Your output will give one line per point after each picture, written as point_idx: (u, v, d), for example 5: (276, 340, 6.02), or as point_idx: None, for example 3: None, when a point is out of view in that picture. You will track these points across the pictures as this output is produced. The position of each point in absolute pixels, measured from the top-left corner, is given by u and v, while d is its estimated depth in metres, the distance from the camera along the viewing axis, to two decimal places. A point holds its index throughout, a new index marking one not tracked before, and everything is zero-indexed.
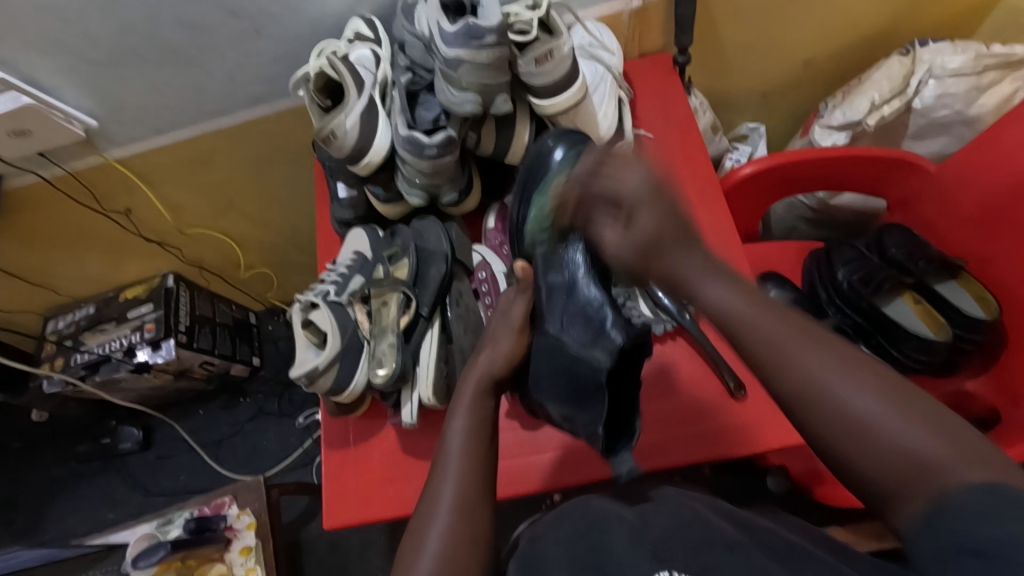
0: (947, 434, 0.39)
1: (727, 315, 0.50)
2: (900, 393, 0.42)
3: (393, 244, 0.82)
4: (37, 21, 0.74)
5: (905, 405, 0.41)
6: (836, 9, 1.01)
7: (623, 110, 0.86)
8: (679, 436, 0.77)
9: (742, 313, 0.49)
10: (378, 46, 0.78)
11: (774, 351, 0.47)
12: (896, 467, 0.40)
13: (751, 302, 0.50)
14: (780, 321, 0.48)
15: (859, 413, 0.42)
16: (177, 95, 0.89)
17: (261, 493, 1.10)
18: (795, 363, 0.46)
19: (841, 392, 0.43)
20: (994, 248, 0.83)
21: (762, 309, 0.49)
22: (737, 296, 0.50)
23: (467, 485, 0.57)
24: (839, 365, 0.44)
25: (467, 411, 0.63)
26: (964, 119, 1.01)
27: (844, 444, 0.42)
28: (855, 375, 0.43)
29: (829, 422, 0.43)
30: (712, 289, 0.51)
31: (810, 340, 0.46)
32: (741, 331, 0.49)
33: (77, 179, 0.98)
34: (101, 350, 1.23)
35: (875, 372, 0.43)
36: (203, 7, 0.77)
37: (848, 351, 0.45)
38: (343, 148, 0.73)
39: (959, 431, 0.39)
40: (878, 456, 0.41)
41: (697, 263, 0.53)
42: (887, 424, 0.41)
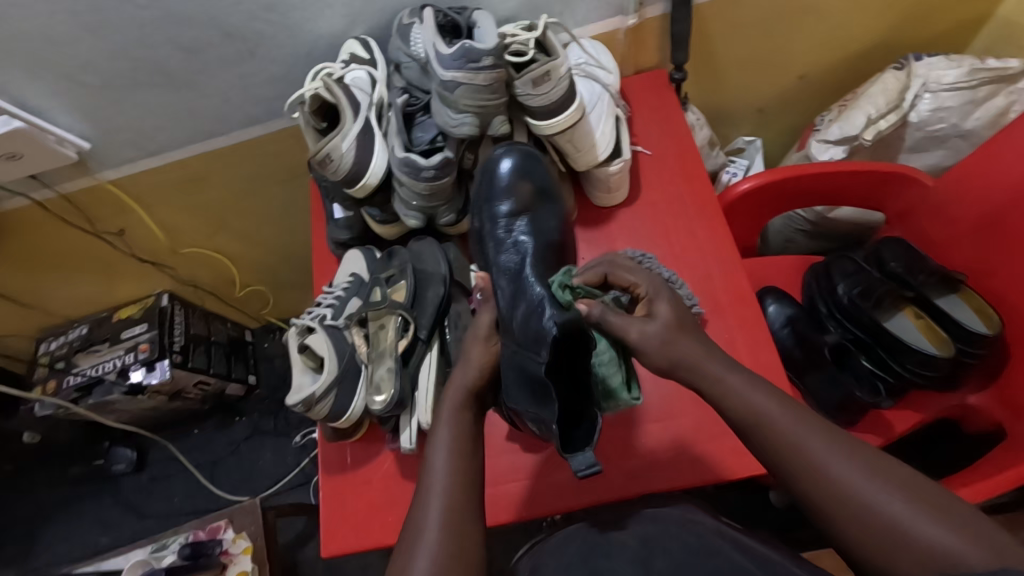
0: (965, 530, 0.48)
1: (756, 421, 0.57)
2: (916, 491, 0.50)
3: (391, 266, 0.80)
4: (28, 45, 0.73)
5: (928, 504, 0.50)
6: (831, 24, 1.01)
7: (621, 129, 0.85)
8: (680, 452, 0.76)
9: (773, 422, 0.56)
10: (374, 69, 0.78)
11: (803, 458, 0.54)
12: (922, 568, 0.48)
13: (778, 405, 0.57)
14: (800, 419, 0.56)
15: (888, 514, 0.50)
16: (170, 116, 0.88)
17: (257, 516, 1.08)
18: (827, 471, 0.53)
19: (875, 498, 0.51)
20: (990, 261, 0.83)
21: (787, 414, 0.56)
22: (766, 399, 0.57)
23: (453, 509, 0.57)
24: (869, 471, 0.52)
25: (446, 444, 0.62)
26: (959, 132, 1.02)
27: (879, 551, 0.50)
28: (879, 479, 0.51)
29: (859, 524, 0.51)
30: (747, 395, 0.58)
31: (831, 445, 0.54)
32: (770, 433, 0.56)
33: (70, 201, 0.96)
34: (93, 371, 1.21)
35: (895, 470, 0.52)
36: (198, 29, 0.77)
37: (869, 453, 0.53)
38: (339, 171, 0.73)
39: (968, 519, 0.48)
40: (901, 553, 0.49)
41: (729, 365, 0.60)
42: (916, 521, 0.49)
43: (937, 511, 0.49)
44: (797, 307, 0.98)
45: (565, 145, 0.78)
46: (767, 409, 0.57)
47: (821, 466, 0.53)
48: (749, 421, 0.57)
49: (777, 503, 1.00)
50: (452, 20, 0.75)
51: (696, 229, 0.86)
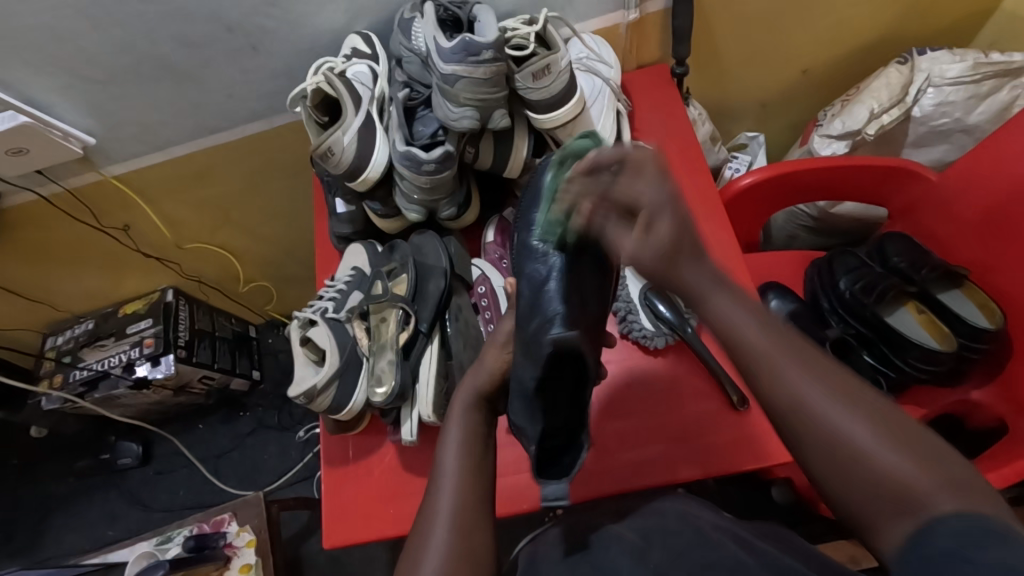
0: (928, 462, 0.43)
1: (731, 333, 0.53)
2: (886, 420, 0.45)
3: (392, 260, 0.81)
4: (34, 40, 0.74)
5: (896, 434, 0.44)
6: (834, 18, 1.01)
7: (622, 123, 0.85)
8: (679, 446, 0.76)
9: (745, 331, 0.52)
10: (376, 63, 0.79)
11: (770, 373, 0.50)
12: (873, 489, 0.43)
13: (757, 319, 0.53)
14: (774, 333, 0.52)
15: (848, 438, 0.45)
16: (175, 111, 0.89)
17: (260, 509, 1.09)
18: (789, 383, 0.49)
19: (834, 416, 0.46)
20: (993, 256, 0.83)
21: (767, 328, 0.52)
22: (745, 313, 0.53)
23: (461, 509, 0.58)
24: (837, 398, 0.47)
25: (456, 449, 0.62)
26: (963, 127, 1.01)
27: (833, 469, 0.46)
28: (846, 404, 0.47)
29: (819, 444, 0.47)
30: (718, 306, 0.54)
31: (800, 361, 0.50)
32: (742, 348, 0.52)
33: (76, 197, 0.97)
34: (99, 365, 1.22)
35: (867, 403, 0.46)
36: (202, 25, 0.77)
37: (843, 377, 0.48)
38: (341, 164, 0.73)
39: (937, 454, 0.43)
40: (852, 473, 0.45)
41: (705, 276, 0.55)
42: (876, 450, 0.44)
43: (901, 443, 0.44)
44: (800, 303, 0.97)
45: (566, 139, 0.78)
46: (745, 325, 0.52)
47: (789, 385, 0.49)
48: (722, 336, 0.54)
49: (778, 499, 1.01)
50: (453, 14, 0.75)
51: (699, 225, 0.86)
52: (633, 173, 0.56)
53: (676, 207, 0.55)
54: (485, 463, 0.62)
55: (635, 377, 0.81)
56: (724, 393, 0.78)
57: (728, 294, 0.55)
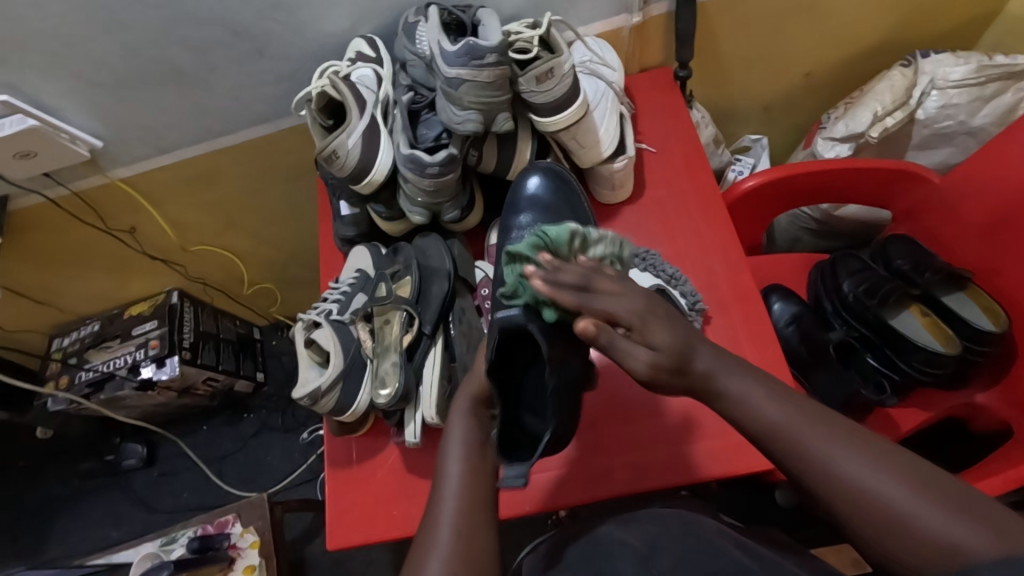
0: (967, 513, 0.48)
1: (763, 426, 0.57)
2: (919, 476, 0.51)
3: (396, 262, 0.82)
4: (43, 44, 0.75)
5: (932, 490, 0.50)
6: (837, 21, 1.01)
7: (625, 126, 0.85)
8: (679, 449, 0.76)
9: (773, 420, 0.56)
10: (380, 66, 0.79)
11: (803, 453, 0.54)
12: (924, 550, 0.48)
13: (781, 405, 0.57)
14: (796, 408, 0.57)
15: (890, 503, 0.50)
16: (180, 114, 0.89)
17: (264, 511, 1.09)
18: (826, 463, 0.53)
19: (874, 485, 0.51)
20: (997, 259, 0.83)
21: (790, 408, 0.57)
22: (766, 403, 0.57)
23: (463, 514, 0.58)
24: (869, 466, 0.52)
25: (461, 456, 0.62)
26: (967, 130, 1.01)
27: (882, 537, 0.50)
28: (881, 468, 0.52)
29: (864, 514, 0.51)
30: (741, 391, 0.58)
31: (830, 433, 0.54)
32: (774, 443, 0.56)
33: (83, 200, 0.98)
34: (105, 367, 1.23)
35: (895, 459, 0.52)
36: (207, 29, 0.78)
37: (868, 440, 0.54)
38: (345, 167, 0.73)
39: (970, 503, 0.49)
40: (904, 541, 0.49)
41: (722, 360, 0.61)
42: (915, 510, 0.49)
43: (934, 499, 0.49)
44: (804, 305, 0.97)
45: (569, 142, 0.79)
46: (763, 407, 0.57)
47: (820, 461, 0.53)
48: (754, 433, 0.57)
49: (783, 502, 0.99)
50: (457, 18, 0.76)
51: (703, 227, 0.86)
52: (597, 289, 0.57)
53: (655, 312, 0.58)
54: (483, 469, 0.62)
55: (636, 378, 0.81)
56: None
57: (738, 371, 0.60)
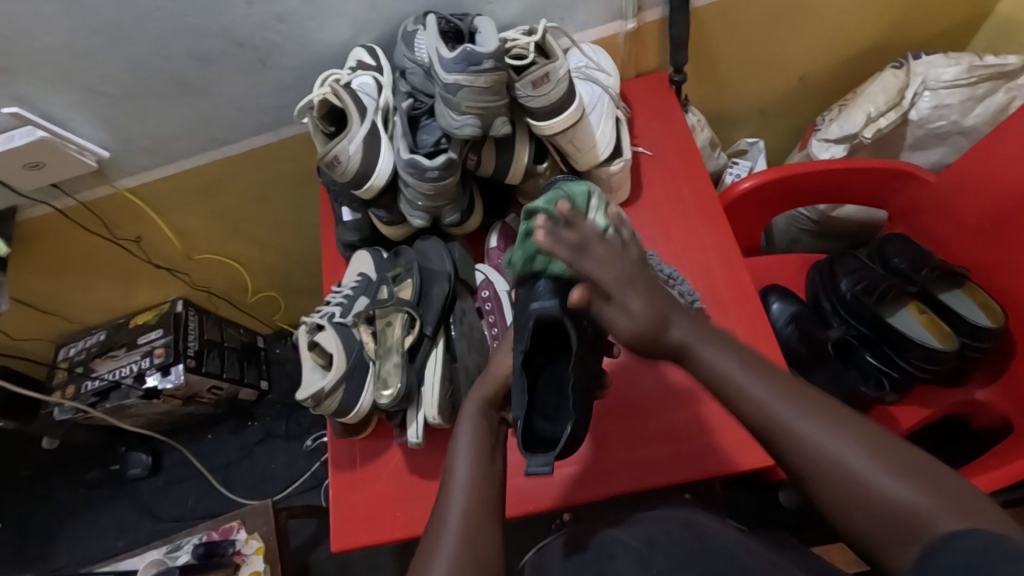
0: (923, 484, 0.46)
1: (723, 373, 0.57)
2: (884, 447, 0.49)
3: (397, 265, 0.83)
4: (52, 58, 0.77)
5: (893, 461, 0.48)
6: (829, 25, 1.02)
7: (621, 129, 0.86)
8: (676, 449, 0.77)
9: (734, 374, 0.56)
10: (380, 74, 0.81)
11: (763, 412, 0.54)
12: (883, 516, 0.47)
13: (744, 366, 0.57)
14: (762, 375, 0.56)
15: (851, 470, 0.49)
16: (185, 125, 0.91)
17: (269, 517, 1.10)
18: (786, 421, 0.52)
19: (831, 447, 0.50)
20: (992, 257, 0.84)
21: (754, 373, 0.56)
22: (729, 358, 0.57)
23: (471, 511, 0.59)
24: (835, 432, 0.50)
25: (466, 457, 0.63)
26: (960, 130, 1.02)
27: (838, 498, 0.49)
28: (840, 433, 0.50)
29: (821, 476, 0.50)
30: (709, 350, 0.58)
31: (796, 401, 0.53)
32: (740, 404, 0.55)
33: (89, 209, 1.00)
34: (111, 376, 1.24)
35: (856, 427, 0.51)
36: (210, 40, 0.80)
37: (833, 408, 0.52)
38: (347, 173, 0.75)
39: (929, 473, 0.47)
40: (861, 506, 0.48)
41: (688, 328, 0.60)
42: (883, 479, 0.47)
43: (903, 471, 0.47)
44: (802, 305, 0.97)
45: (566, 145, 0.80)
46: (731, 369, 0.57)
47: (774, 414, 0.53)
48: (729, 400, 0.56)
49: (788, 504, 0.98)
50: (455, 26, 0.78)
51: (701, 227, 0.87)
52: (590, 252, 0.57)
53: (634, 284, 0.58)
54: (490, 467, 0.63)
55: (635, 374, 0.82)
56: None
57: (714, 341, 0.59)
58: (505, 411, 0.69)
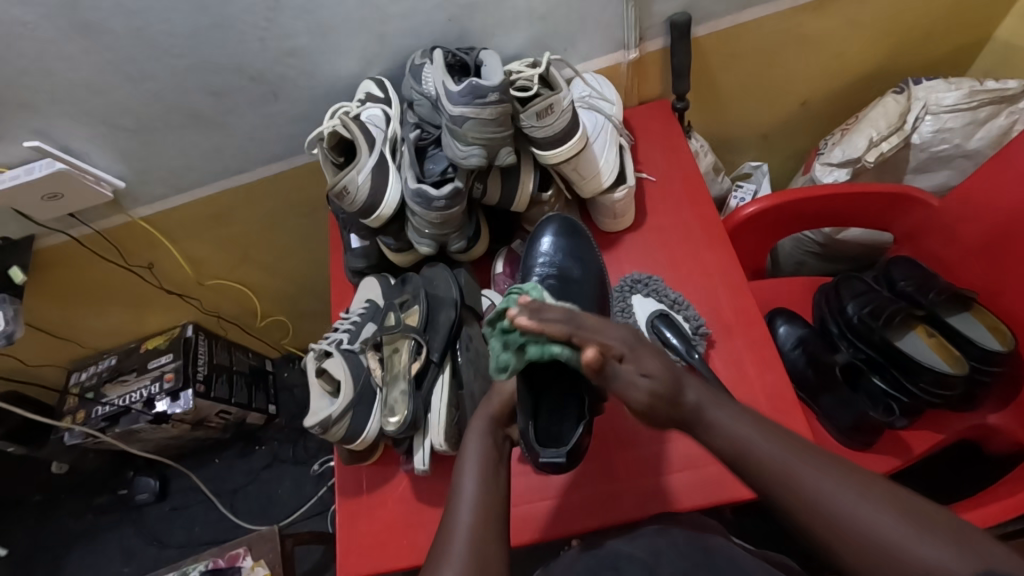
0: (947, 540, 0.49)
1: (741, 445, 0.58)
2: (901, 503, 0.52)
3: (404, 292, 0.84)
4: (73, 93, 0.80)
5: (917, 519, 0.51)
6: (829, 52, 1.04)
7: (625, 156, 0.88)
8: (684, 476, 0.76)
9: (751, 444, 0.58)
10: (388, 107, 0.83)
11: (783, 476, 0.55)
12: None
13: (757, 431, 0.59)
14: (777, 440, 0.58)
15: (875, 532, 0.51)
16: (199, 155, 0.93)
17: (275, 544, 1.09)
18: (808, 486, 0.54)
19: (858, 508, 0.52)
20: (1000, 280, 0.84)
21: (766, 437, 0.58)
22: (745, 426, 0.59)
23: (477, 528, 0.59)
24: (856, 495, 0.53)
25: (474, 474, 0.64)
26: (963, 153, 1.03)
27: (874, 564, 0.50)
28: (862, 491, 0.53)
29: (846, 539, 0.51)
30: (725, 419, 0.60)
31: (811, 462, 0.56)
32: (760, 471, 0.57)
33: (104, 237, 1.02)
34: (121, 401, 1.25)
35: (872, 485, 0.53)
36: (225, 75, 0.82)
37: (848, 469, 0.55)
38: (355, 202, 0.77)
39: (947, 527, 0.50)
40: (893, 569, 0.49)
41: (702, 393, 0.62)
42: (910, 540, 0.49)
43: (928, 532, 0.50)
44: (809, 328, 0.97)
45: (570, 173, 0.81)
46: (749, 437, 0.58)
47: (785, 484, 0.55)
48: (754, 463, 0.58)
49: None
50: (461, 60, 0.80)
51: (706, 251, 0.88)
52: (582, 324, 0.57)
53: (642, 343, 0.59)
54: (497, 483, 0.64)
55: None
56: None
57: (728, 409, 0.61)
58: (510, 429, 0.70)
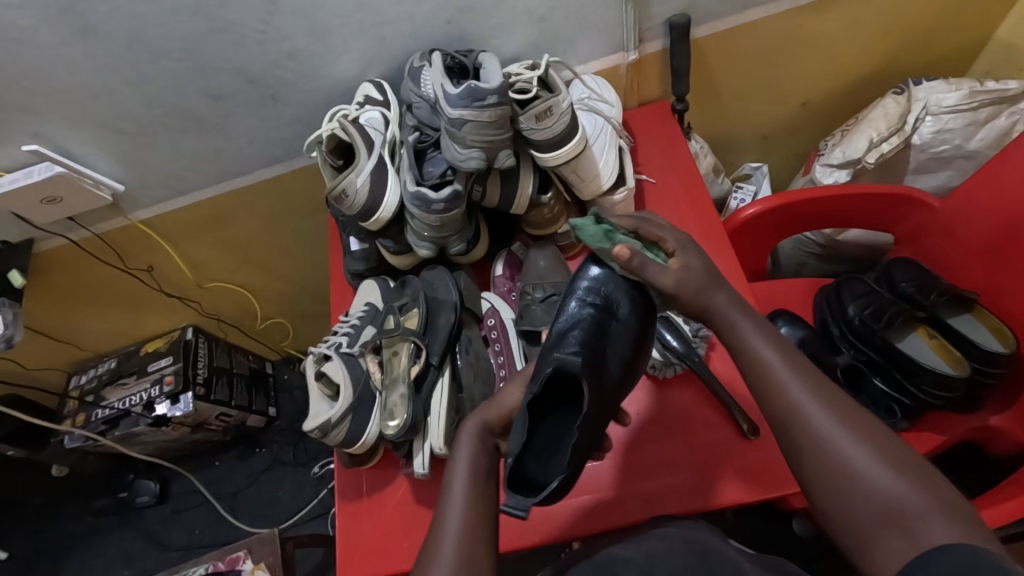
0: (914, 480, 0.50)
1: (744, 347, 0.61)
2: (881, 440, 0.53)
3: (403, 295, 0.84)
4: (72, 97, 0.80)
5: (891, 458, 0.52)
6: (828, 53, 1.04)
7: (624, 158, 0.87)
8: (685, 479, 0.76)
9: (755, 347, 0.60)
10: (387, 110, 0.83)
11: (774, 384, 0.58)
12: (867, 506, 0.51)
13: (765, 338, 0.61)
14: (781, 348, 0.60)
15: (848, 462, 0.53)
16: (197, 158, 0.93)
17: (275, 547, 1.09)
18: (794, 398, 0.57)
19: (834, 432, 0.54)
20: (1000, 281, 0.83)
21: (770, 344, 0.60)
22: (754, 330, 0.61)
23: (468, 525, 0.60)
24: (843, 424, 0.54)
25: (466, 476, 0.63)
26: (964, 153, 1.03)
27: (833, 484, 0.53)
28: (842, 419, 0.55)
29: (819, 459, 0.54)
30: (737, 321, 0.62)
31: (806, 378, 0.57)
32: (756, 371, 0.60)
33: (103, 240, 1.02)
34: (121, 404, 1.24)
35: (857, 415, 0.55)
36: (223, 78, 0.82)
37: (839, 396, 0.56)
38: (354, 206, 0.76)
39: (920, 471, 0.51)
40: (848, 493, 0.52)
41: (724, 297, 0.63)
42: (877, 475, 0.51)
43: (897, 469, 0.51)
44: (810, 330, 0.97)
45: (570, 175, 0.81)
46: (754, 340, 0.61)
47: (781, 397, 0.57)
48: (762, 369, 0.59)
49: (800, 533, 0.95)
50: (460, 62, 0.80)
51: (707, 254, 0.88)
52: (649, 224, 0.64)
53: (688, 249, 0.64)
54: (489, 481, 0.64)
55: (642, 404, 0.82)
56: (735, 422, 0.78)
57: (744, 315, 0.62)
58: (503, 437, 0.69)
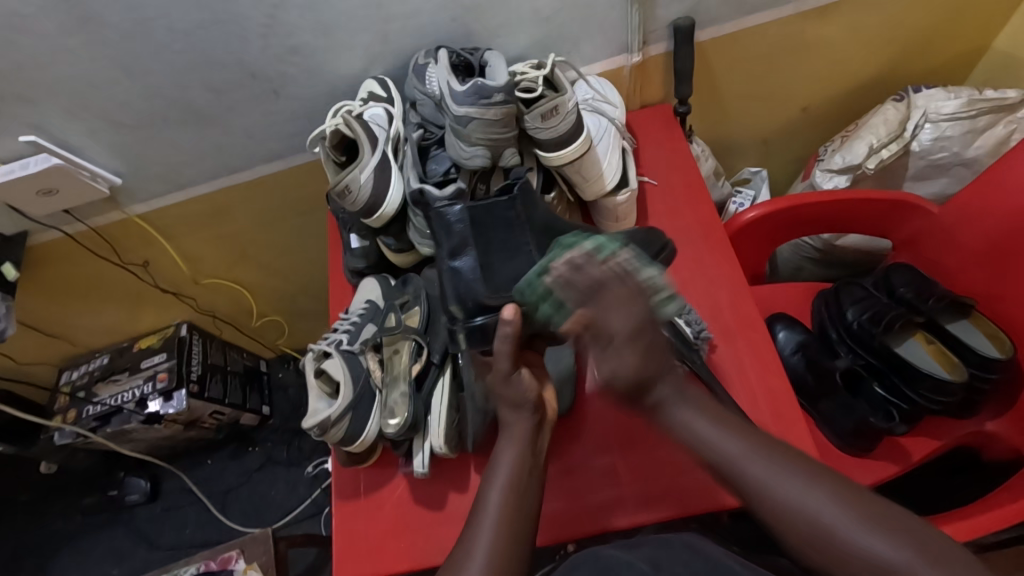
0: (901, 538, 0.53)
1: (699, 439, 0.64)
2: (853, 496, 0.56)
3: (404, 292, 0.84)
4: (71, 88, 0.79)
5: (866, 514, 0.55)
6: (829, 60, 1.05)
7: (627, 159, 0.88)
8: (691, 480, 0.76)
9: (710, 438, 0.63)
10: (391, 106, 0.82)
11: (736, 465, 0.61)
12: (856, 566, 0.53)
13: (715, 423, 0.64)
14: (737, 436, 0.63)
15: (823, 523, 0.55)
16: (197, 152, 0.92)
17: (268, 546, 1.07)
18: (757, 474, 0.60)
19: (802, 495, 0.57)
20: (998, 286, 0.84)
21: (724, 429, 0.64)
22: (705, 418, 0.65)
23: (511, 497, 0.62)
24: (808, 488, 0.57)
25: (502, 484, 0.63)
26: (962, 161, 1.04)
27: (813, 547, 0.56)
28: (810, 484, 0.58)
29: (810, 541, 0.56)
30: (683, 411, 0.66)
31: (765, 458, 0.60)
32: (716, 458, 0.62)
33: (99, 233, 1.00)
34: (113, 401, 1.23)
35: (821, 477, 0.58)
36: (226, 71, 0.82)
37: (800, 461, 0.60)
38: (357, 202, 0.76)
39: (898, 524, 0.54)
40: (835, 552, 0.55)
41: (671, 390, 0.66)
42: (852, 530, 0.54)
43: (875, 525, 0.54)
44: (809, 334, 0.97)
45: (574, 175, 0.81)
46: (703, 431, 0.64)
47: (762, 484, 0.59)
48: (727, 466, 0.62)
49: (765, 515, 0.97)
50: (465, 60, 0.79)
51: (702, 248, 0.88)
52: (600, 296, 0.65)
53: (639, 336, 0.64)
54: (534, 447, 0.68)
55: None
56: None
57: (692, 404, 0.66)
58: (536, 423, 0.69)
